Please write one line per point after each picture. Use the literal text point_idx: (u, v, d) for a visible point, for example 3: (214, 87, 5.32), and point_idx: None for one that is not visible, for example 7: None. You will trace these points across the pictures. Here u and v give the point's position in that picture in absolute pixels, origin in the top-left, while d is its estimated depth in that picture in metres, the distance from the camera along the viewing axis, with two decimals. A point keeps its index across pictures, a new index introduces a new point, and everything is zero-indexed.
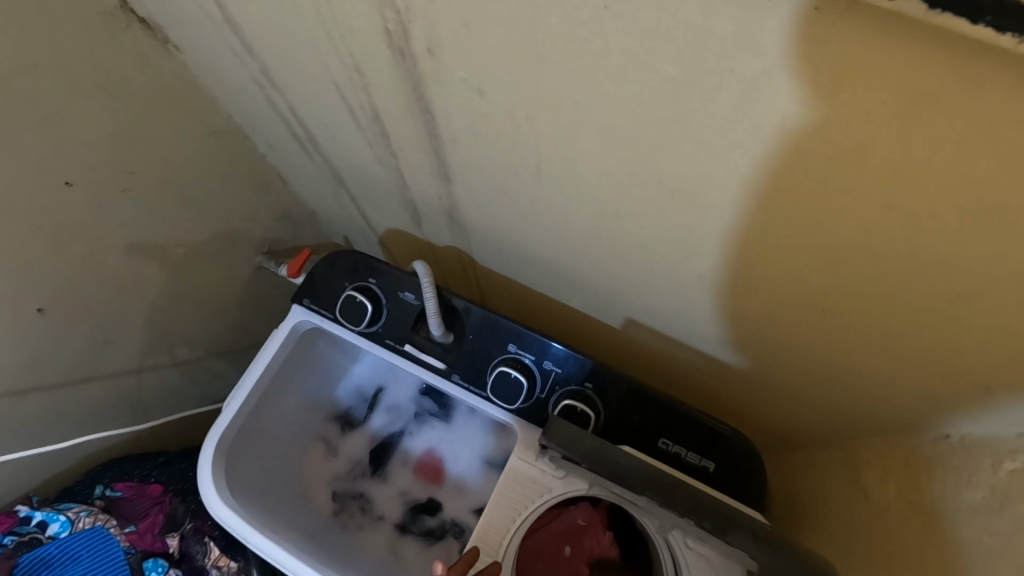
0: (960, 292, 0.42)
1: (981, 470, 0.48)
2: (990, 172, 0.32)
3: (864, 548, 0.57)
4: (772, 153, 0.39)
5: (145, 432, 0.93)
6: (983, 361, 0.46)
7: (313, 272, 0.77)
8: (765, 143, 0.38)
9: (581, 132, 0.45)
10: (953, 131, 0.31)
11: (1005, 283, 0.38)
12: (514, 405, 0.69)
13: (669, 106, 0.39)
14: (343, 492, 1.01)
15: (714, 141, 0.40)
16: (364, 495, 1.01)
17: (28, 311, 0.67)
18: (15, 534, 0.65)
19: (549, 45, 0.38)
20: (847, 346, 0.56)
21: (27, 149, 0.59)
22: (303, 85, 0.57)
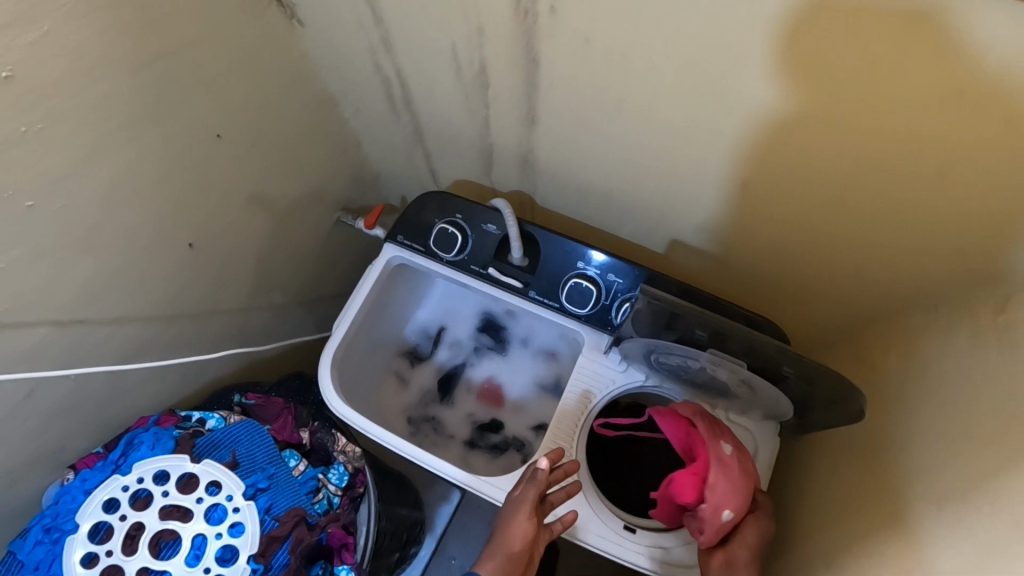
0: (943, 178, 0.57)
1: (963, 322, 0.64)
2: (961, 74, 0.47)
3: (875, 403, 0.73)
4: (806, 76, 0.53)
5: (249, 367, 1.06)
6: (962, 236, 0.62)
7: (405, 213, 0.91)
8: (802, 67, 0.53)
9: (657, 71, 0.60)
10: (936, 46, 0.46)
11: (976, 164, 0.54)
12: (584, 311, 0.85)
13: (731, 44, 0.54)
14: (416, 416, 1.16)
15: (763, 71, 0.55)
16: (435, 418, 1.17)
17: (182, 246, 0.81)
18: (183, 427, 0.78)
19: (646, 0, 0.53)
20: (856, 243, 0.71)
21: (197, 106, 0.73)
22: (420, 47, 0.72)
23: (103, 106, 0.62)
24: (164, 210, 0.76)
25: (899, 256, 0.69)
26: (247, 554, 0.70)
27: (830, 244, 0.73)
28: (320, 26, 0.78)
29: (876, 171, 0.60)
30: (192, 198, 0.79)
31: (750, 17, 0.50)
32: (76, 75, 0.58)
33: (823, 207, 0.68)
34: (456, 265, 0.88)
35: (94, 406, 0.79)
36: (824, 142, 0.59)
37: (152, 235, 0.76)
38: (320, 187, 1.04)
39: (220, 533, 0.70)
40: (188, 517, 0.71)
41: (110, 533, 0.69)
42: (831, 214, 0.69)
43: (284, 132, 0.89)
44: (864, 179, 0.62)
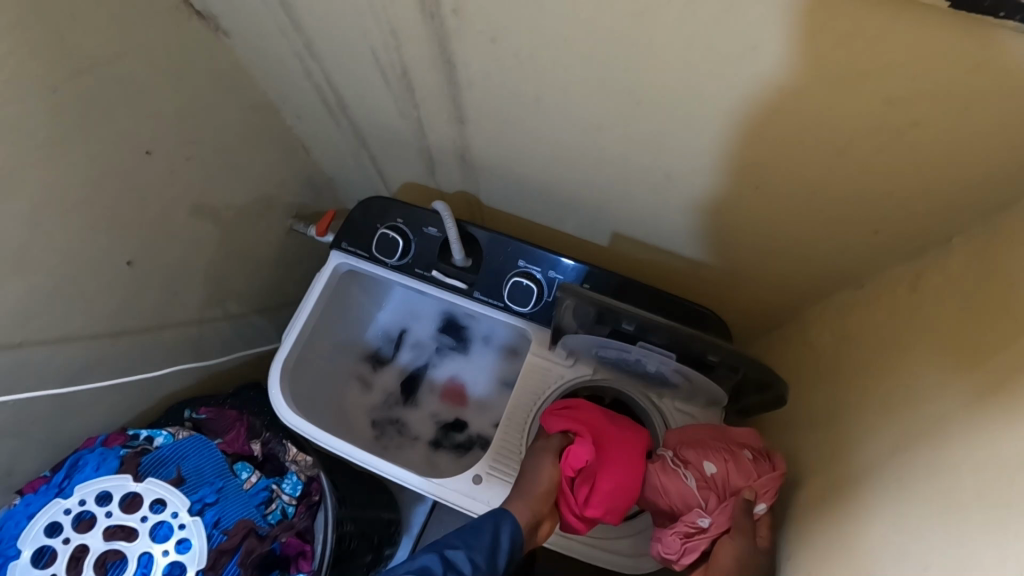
0: (854, 160, 0.58)
1: (891, 301, 0.65)
2: (850, 59, 0.48)
3: (819, 386, 0.73)
4: (707, 67, 0.54)
5: (208, 380, 1.06)
6: (880, 214, 0.63)
7: (348, 219, 0.91)
8: (700, 59, 0.54)
9: (570, 68, 0.60)
10: (821, 33, 0.46)
11: (881, 144, 0.55)
12: (527, 308, 0.85)
13: (633, 38, 0.54)
14: (380, 420, 1.16)
15: (666, 64, 0.56)
16: (399, 420, 1.17)
17: (120, 263, 0.80)
18: (129, 446, 0.77)
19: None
20: (786, 228, 0.72)
21: (123, 123, 0.73)
22: (343, 53, 0.72)
23: (17, 129, 0.61)
24: (98, 229, 0.75)
25: (826, 237, 0.70)
26: (195, 570, 0.70)
27: (760, 231, 0.74)
28: (246, 35, 0.78)
29: (790, 158, 0.61)
30: (126, 213, 0.78)
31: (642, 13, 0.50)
32: None
33: (748, 196, 0.69)
34: (402, 269, 0.88)
35: (40, 429, 0.78)
36: (738, 130, 0.60)
37: (86, 254, 0.75)
38: (267, 196, 1.03)
39: (167, 550, 0.70)
40: (133, 536, 0.71)
41: (53, 557, 0.68)
42: (757, 200, 0.70)
43: (223, 143, 0.89)
44: (781, 167, 0.63)
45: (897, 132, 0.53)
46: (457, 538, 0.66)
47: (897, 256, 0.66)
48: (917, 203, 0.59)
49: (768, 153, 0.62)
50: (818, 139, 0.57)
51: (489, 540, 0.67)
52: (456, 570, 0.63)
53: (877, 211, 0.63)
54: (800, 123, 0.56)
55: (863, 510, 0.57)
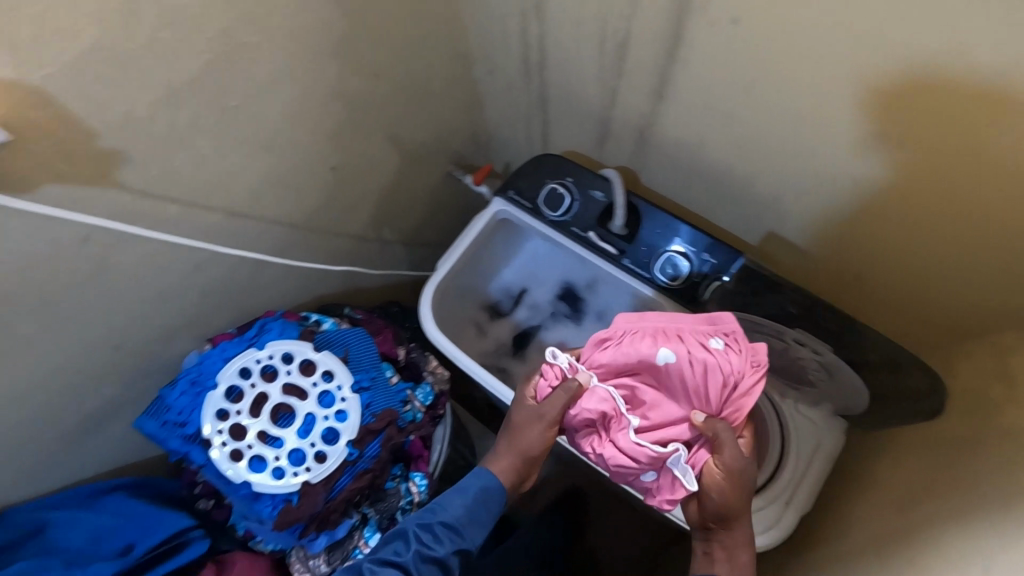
0: None
1: None
2: None
3: (960, 421, 0.73)
4: (945, 81, 0.57)
5: (352, 292, 1.18)
6: None
7: (521, 170, 0.99)
8: (941, 72, 0.56)
9: (796, 62, 0.64)
10: None
11: None
12: (673, 284, 0.90)
13: (875, 42, 0.57)
14: (488, 365, 1.25)
15: (901, 72, 0.59)
16: (505, 370, 1.25)
17: (326, 168, 0.91)
18: (303, 324, 0.88)
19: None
20: (961, 259, 0.73)
21: (367, 47, 0.83)
22: (571, 15, 0.79)
23: (301, 32, 0.72)
24: (322, 134, 0.86)
25: (1004, 274, 0.70)
26: (347, 438, 0.81)
27: (928, 256, 0.75)
28: None
29: (996, 184, 0.62)
30: (343, 126, 0.89)
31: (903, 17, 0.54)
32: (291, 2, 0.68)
33: (930, 218, 0.71)
34: (560, 225, 0.96)
35: (234, 292, 0.91)
36: (950, 148, 0.62)
37: (309, 153, 0.86)
38: (440, 139, 1.13)
39: (327, 416, 0.81)
40: (303, 396, 0.81)
41: (241, 395, 0.80)
42: (938, 224, 0.71)
43: (427, 82, 0.99)
44: (979, 193, 0.64)
45: None
46: (450, 508, 0.72)
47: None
48: None
49: (972, 177, 0.63)
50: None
51: (473, 511, 0.72)
52: (435, 544, 0.70)
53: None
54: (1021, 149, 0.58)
55: (991, 531, 0.57)
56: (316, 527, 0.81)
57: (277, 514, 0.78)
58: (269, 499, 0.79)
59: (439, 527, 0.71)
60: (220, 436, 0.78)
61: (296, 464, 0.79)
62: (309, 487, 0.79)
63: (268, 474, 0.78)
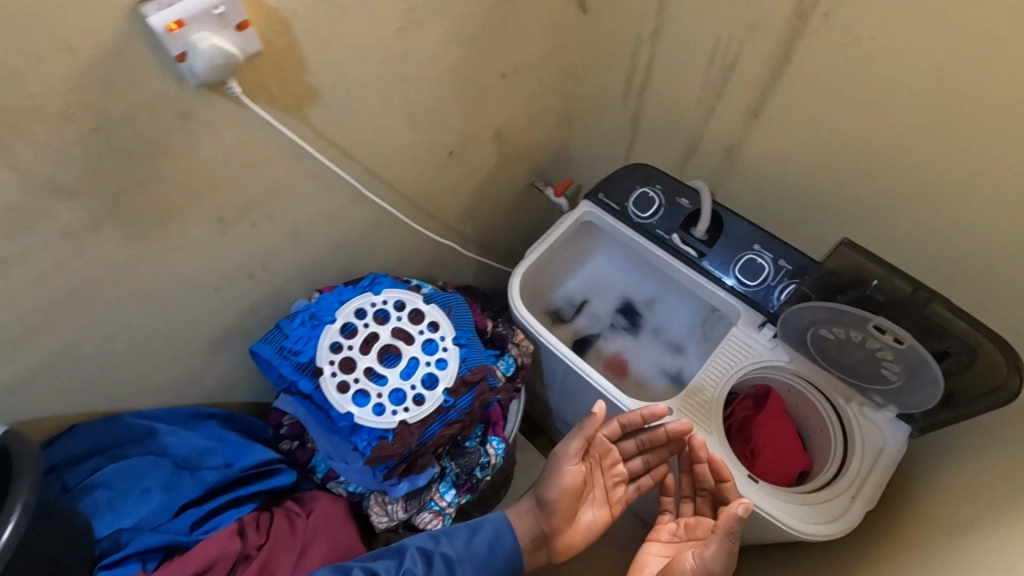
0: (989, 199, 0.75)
1: None
2: None
3: None
4: (925, 103, 0.73)
5: (432, 273, 1.25)
6: None
7: (613, 175, 1.10)
8: (942, 84, 0.70)
9: (833, 108, 0.82)
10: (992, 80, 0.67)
11: None
12: (749, 286, 0.98)
13: (908, 82, 0.73)
14: (495, 338, 1.00)
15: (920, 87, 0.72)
16: (521, 365, 0.99)
17: (446, 151, 1.02)
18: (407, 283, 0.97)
19: (865, 44, 0.73)
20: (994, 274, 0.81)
21: (506, 58, 0.97)
22: (677, 65, 0.97)
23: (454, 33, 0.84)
24: (455, 116, 0.98)
25: None
26: (445, 386, 0.86)
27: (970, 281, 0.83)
28: (603, 16, 1.00)
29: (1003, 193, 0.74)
30: (466, 113, 1.00)
31: (935, 38, 0.68)
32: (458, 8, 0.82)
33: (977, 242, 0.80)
34: (646, 230, 1.05)
35: (342, 257, 1.00)
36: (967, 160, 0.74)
37: (435, 131, 0.97)
38: (530, 147, 1.23)
39: (430, 361, 0.86)
40: (410, 341, 0.87)
41: (354, 332, 0.86)
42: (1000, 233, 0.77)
43: (536, 104, 1.14)
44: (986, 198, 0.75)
45: None
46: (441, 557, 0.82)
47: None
48: None
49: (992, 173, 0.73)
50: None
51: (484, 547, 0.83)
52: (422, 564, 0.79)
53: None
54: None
55: None
56: (401, 470, 0.85)
57: (371, 448, 0.83)
58: (365, 433, 0.84)
59: (437, 557, 0.80)
60: (332, 366, 0.84)
61: (388, 403, 0.84)
62: (404, 425, 0.84)
63: (369, 408, 0.83)
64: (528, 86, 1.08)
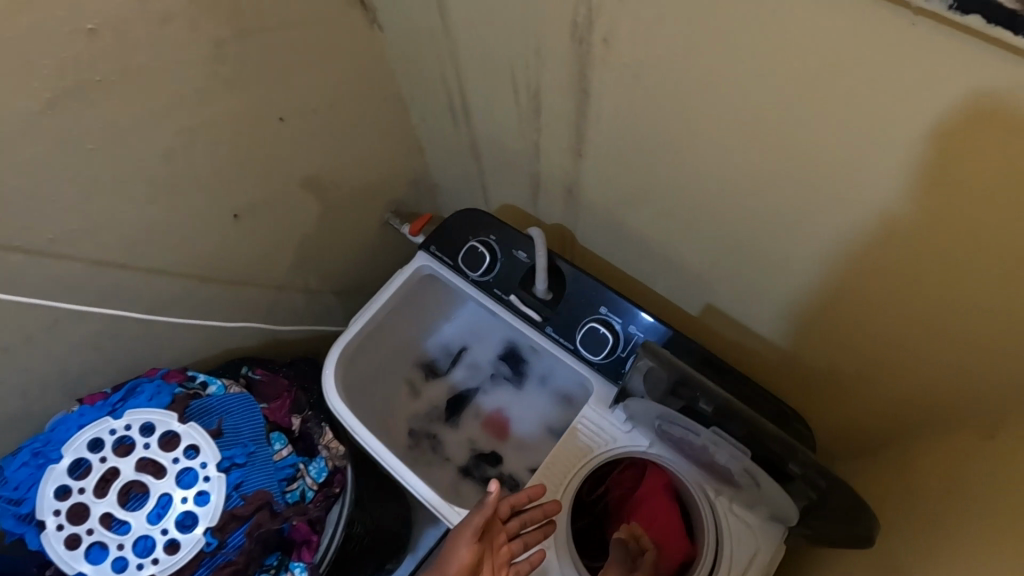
0: (845, 256, 0.58)
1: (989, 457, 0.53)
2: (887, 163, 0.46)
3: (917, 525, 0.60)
4: (746, 146, 0.55)
5: (269, 338, 1.08)
6: (960, 332, 0.54)
7: (443, 223, 0.91)
8: (758, 125, 0.52)
9: (650, 148, 0.64)
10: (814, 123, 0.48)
11: (922, 239, 0.50)
12: (597, 359, 0.80)
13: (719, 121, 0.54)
14: (303, 439, 0.85)
15: (734, 127, 0.54)
16: (336, 468, 0.84)
17: (227, 214, 0.85)
18: (185, 387, 0.81)
19: (656, 74, 0.54)
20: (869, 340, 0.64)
21: (275, 100, 0.78)
22: (485, 92, 0.78)
23: (164, 86, 0.66)
24: (221, 175, 0.80)
25: (912, 348, 0.60)
26: (205, 526, 0.70)
27: (846, 339, 0.67)
28: (396, 33, 0.81)
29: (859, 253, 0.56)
30: (240, 169, 0.82)
31: (734, 69, 0.49)
32: (154, 57, 0.63)
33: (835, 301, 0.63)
34: (481, 289, 0.87)
35: (111, 354, 0.84)
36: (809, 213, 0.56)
37: (193, 200, 0.79)
38: (366, 184, 1.05)
39: (186, 497, 0.70)
40: (161, 474, 0.71)
41: (87, 471, 0.70)
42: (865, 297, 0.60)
43: (352, 140, 0.95)
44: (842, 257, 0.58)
45: (901, 241, 0.51)
46: None
47: (984, 405, 0.57)
48: (973, 323, 0.52)
49: (842, 230, 0.55)
50: (946, 259, 0.50)
51: None
52: None
53: (987, 356, 0.53)
54: (908, 232, 0.50)
55: None
56: None
57: None
58: None
59: None
60: (57, 517, 0.68)
61: (129, 557, 0.68)
62: None
63: (105, 566, 0.68)
64: (330, 123, 0.89)
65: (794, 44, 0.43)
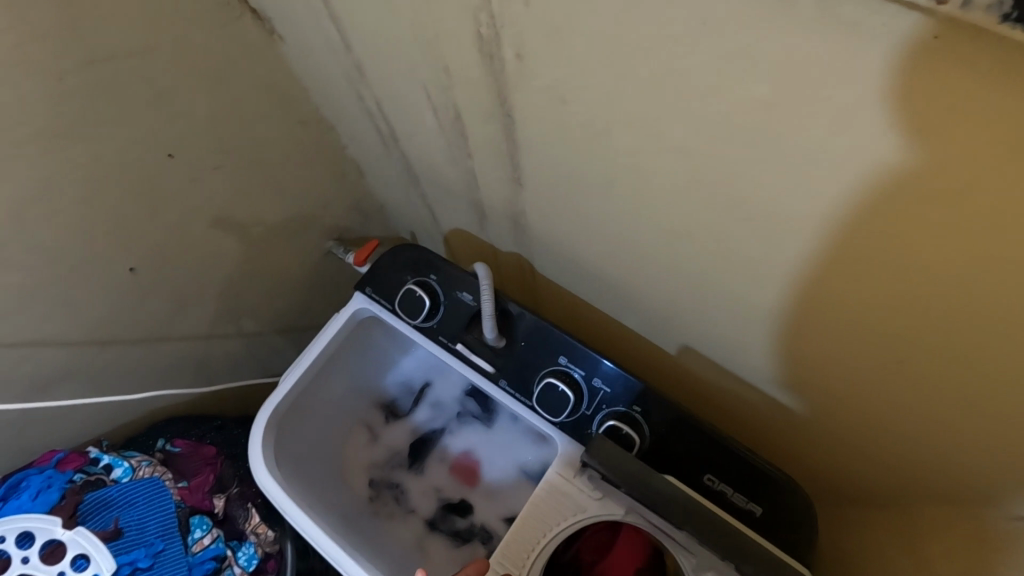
0: (846, 304, 0.46)
1: None
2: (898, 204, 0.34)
3: None
4: (712, 178, 0.43)
5: (204, 393, 0.97)
6: (996, 398, 0.43)
7: (377, 262, 0.79)
8: (724, 153, 0.40)
9: (598, 179, 0.51)
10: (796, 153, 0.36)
11: (947, 294, 0.38)
12: (559, 418, 0.69)
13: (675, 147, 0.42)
14: (227, 522, 0.74)
15: (694, 156, 0.41)
16: (269, 553, 0.73)
17: (122, 270, 0.72)
18: (84, 472, 0.68)
19: (591, 92, 0.42)
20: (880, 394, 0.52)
21: (158, 135, 0.66)
22: (405, 113, 0.65)
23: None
24: (104, 228, 0.67)
25: (934, 409, 0.49)
26: None
27: (851, 392, 0.55)
28: (298, 45, 0.68)
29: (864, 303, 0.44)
30: (129, 218, 0.69)
31: (685, 88, 0.36)
32: None
33: (849, 357, 0.51)
34: (424, 339, 0.75)
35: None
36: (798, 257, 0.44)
37: (74, 260, 0.67)
38: (298, 215, 0.92)
39: None
40: None
41: None
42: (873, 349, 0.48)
43: (271, 169, 0.82)
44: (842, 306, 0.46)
45: (918, 293, 0.40)
46: None
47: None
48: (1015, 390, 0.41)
49: (840, 276, 0.43)
50: (1001, 328, 0.37)
51: None
52: None
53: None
54: (944, 295, 0.38)
55: None
56: None
57: None
58: None
59: None
60: None
61: None
62: None
63: None
64: (238, 154, 0.77)
65: (763, 54, 0.31)
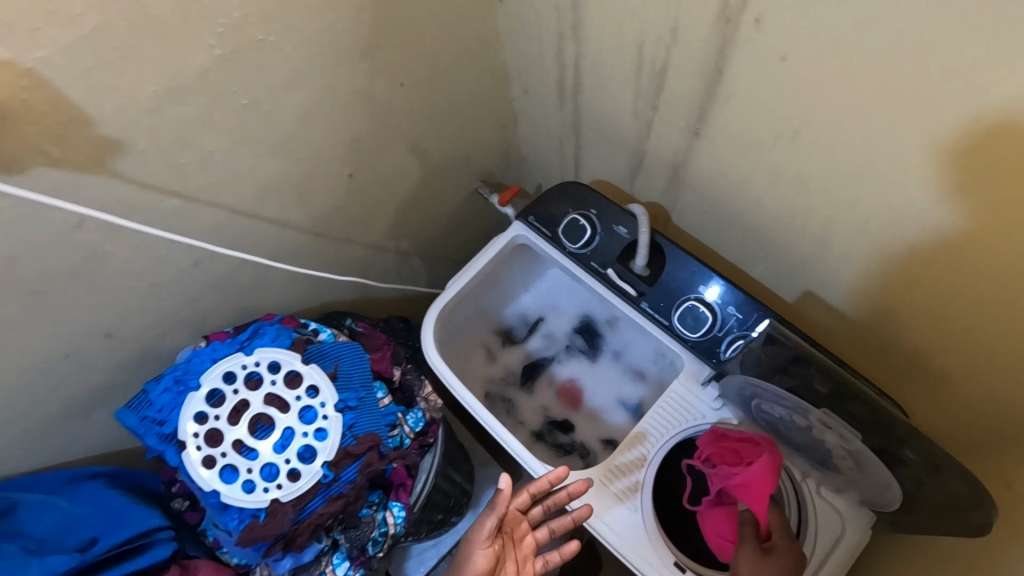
0: (982, 248, 0.58)
1: None
2: None
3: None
4: (897, 132, 0.55)
5: (361, 296, 1.14)
6: None
7: (543, 194, 0.93)
8: (916, 109, 0.52)
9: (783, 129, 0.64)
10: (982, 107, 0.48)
11: None
12: (693, 337, 0.82)
13: (870, 102, 0.54)
14: (403, 389, 0.90)
15: (887, 111, 0.54)
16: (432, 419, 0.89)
17: (344, 174, 0.89)
18: (300, 332, 0.86)
19: (810, 53, 0.55)
20: (990, 332, 0.64)
21: (400, 64, 0.82)
22: (603, 66, 0.79)
23: (315, 45, 0.70)
24: (346, 135, 0.84)
25: None
26: (324, 459, 0.77)
27: (962, 333, 0.67)
28: (518, 3, 0.82)
29: (999, 246, 0.56)
30: (362, 130, 0.86)
31: (899, 51, 0.49)
32: (311, 18, 0.67)
33: (971, 298, 0.63)
34: (579, 262, 0.90)
35: (233, 300, 0.90)
36: (953, 203, 0.56)
37: (321, 158, 0.84)
38: (462, 152, 1.08)
39: (307, 432, 0.77)
40: (285, 409, 0.78)
41: (222, 400, 0.77)
42: (995, 288, 0.60)
43: (457, 108, 0.98)
44: (978, 249, 0.58)
45: None
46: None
47: None
48: None
49: (984, 219, 0.55)
50: None
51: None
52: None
53: None
54: None
55: None
56: (280, 547, 0.77)
57: (242, 528, 0.75)
58: (236, 512, 0.76)
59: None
60: (196, 439, 0.76)
61: (257, 478, 0.75)
62: (278, 503, 0.75)
63: (237, 485, 0.75)
64: (441, 91, 0.92)
65: (983, 26, 0.43)
